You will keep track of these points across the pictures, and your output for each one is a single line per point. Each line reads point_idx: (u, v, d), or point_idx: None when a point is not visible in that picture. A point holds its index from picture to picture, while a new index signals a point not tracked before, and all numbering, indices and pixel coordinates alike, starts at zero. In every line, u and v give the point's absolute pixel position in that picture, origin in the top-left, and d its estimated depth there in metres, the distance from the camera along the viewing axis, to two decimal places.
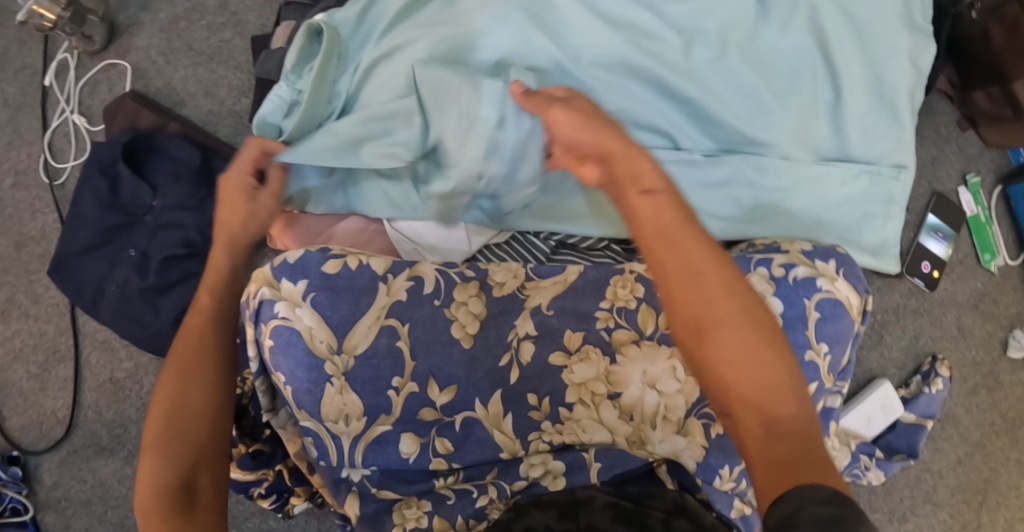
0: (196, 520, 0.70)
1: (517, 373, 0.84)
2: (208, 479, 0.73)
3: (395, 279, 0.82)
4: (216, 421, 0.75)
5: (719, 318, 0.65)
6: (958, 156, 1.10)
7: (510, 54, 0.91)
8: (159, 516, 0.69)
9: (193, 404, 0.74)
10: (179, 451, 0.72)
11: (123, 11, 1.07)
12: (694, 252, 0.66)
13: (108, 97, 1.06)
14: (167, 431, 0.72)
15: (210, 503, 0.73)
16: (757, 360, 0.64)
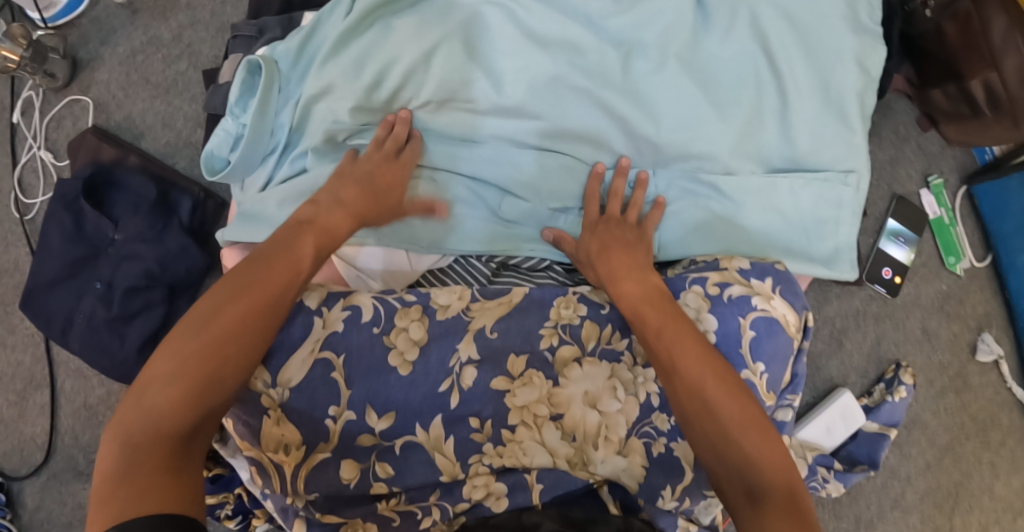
0: (188, 470, 0.67)
1: (458, 396, 0.87)
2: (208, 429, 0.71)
3: (330, 312, 0.86)
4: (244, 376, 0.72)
5: (708, 402, 0.77)
6: (918, 156, 1.08)
7: (444, 82, 0.93)
8: (155, 443, 0.67)
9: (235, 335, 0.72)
10: (196, 395, 0.69)
11: (84, 46, 1.10)
12: (706, 353, 0.79)
13: (72, 131, 1.09)
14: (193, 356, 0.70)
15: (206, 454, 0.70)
16: (745, 435, 0.75)
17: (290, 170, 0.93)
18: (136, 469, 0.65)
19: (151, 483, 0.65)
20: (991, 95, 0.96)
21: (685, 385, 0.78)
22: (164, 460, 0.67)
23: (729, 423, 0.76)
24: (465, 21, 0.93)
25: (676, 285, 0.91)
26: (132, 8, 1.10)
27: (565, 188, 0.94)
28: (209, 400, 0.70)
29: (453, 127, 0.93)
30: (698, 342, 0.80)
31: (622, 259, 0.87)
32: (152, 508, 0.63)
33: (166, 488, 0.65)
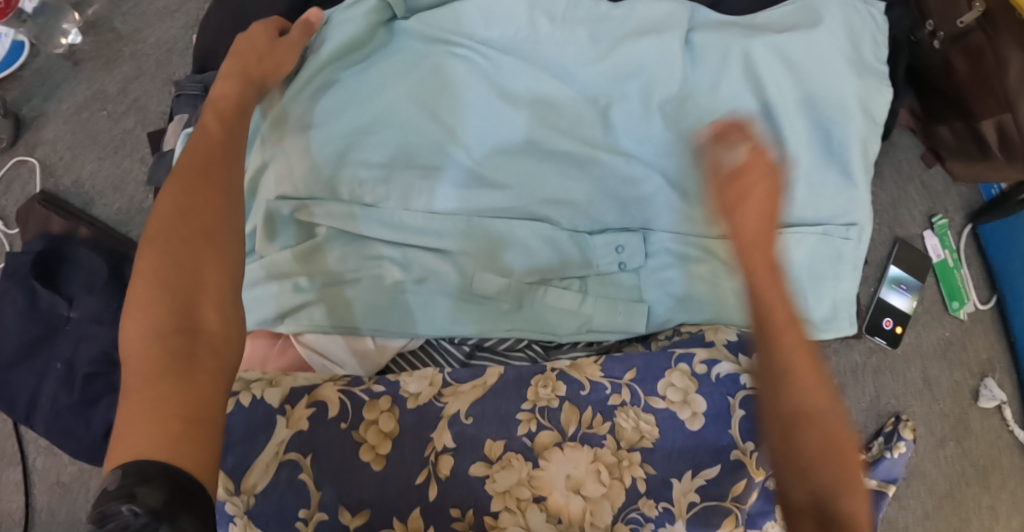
0: (194, 376, 0.65)
1: (436, 489, 0.83)
2: (212, 308, 0.68)
3: (293, 409, 0.84)
4: (225, 263, 0.70)
5: (799, 437, 0.65)
6: (922, 196, 1.04)
7: (401, 147, 0.87)
8: (151, 359, 0.64)
9: (201, 222, 0.71)
10: (174, 283, 0.67)
11: (27, 102, 1.03)
12: (803, 377, 0.66)
13: (21, 197, 1.02)
14: (162, 271, 0.68)
15: (215, 349, 0.67)
16: (814, 398, 0.66)
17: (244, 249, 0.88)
18: (139, 402, 0.63)
19: (156, 405, 0.62)
20: (1003, 135, 0.89)
21: (778, 426, 0.67)
22: (168, 366, 0.64)
23: (819, 469, 0.64)
24: (422, 79, 0.88)
25: (662, 362, 0.89)
26: (74, 60, 1.04)
27: (540, 258, 0.89)
28: (193, 283, 0.68)
29: (409, 194, 0.87)
30: (799, 370, 0.66)
31: (763, 272, 0.70)
32: (157, 441, 0.60)
33: (168, 405, 0.62)
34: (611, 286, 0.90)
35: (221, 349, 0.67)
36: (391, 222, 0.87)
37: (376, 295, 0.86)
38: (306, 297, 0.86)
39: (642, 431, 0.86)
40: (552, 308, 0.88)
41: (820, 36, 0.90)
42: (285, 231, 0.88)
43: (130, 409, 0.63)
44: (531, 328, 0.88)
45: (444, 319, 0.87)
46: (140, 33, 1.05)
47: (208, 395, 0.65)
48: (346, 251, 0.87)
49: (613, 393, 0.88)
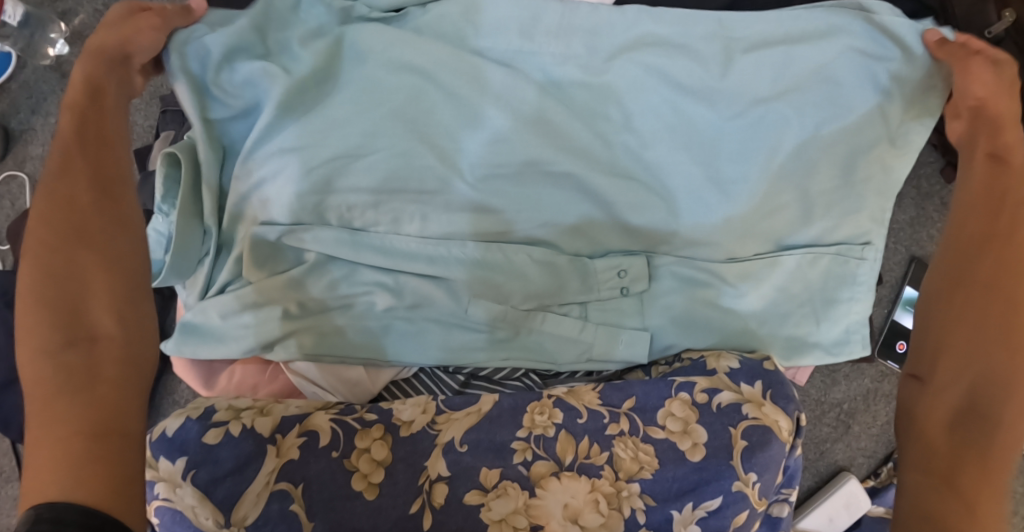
0: (96, 387, 0.67)
1: (430, 518, 0.81)
2: (106, 312, 0.70)
3: (284, 438, 0.82)
4: (105, 254, 0.71)
5: (932, 367, 0.74)
6: (942, 214, 0.98)
7: (393, 172, 0.85)
8: (48, 381, 0.66)
9: (73, 219, 0.71)
10: (57, 291, 0.69)
11: (15, 115, 1.02)
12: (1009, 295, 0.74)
13: (13, 212, 1.01)
14: (44, 280, 0.69)
15: (118, 351, 0.69)
16: (975, 340, 0.73)
17: (228, 273, 0.85)
18: (46, 421, 0.65)
19: (63, 426, 0.64)
20: None
21: (929, 350, 0.76)
22: (70, 391, 0.66)
23: (981, 373, 0.72)
24: (402, 97, 0.84)
25: (662, 390, 0.86)
26: (61, 70, 1.02)
27: (537, 285, 0.87)
28: (80, 294, 0.69)
29: (401, 218, 0.86)
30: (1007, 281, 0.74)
31: (1008, 195, 0.77)
32: (71, 479, 0.62)
33: (71, 424, 0.65)
34: (610, 311, 0.89)
35: (123, 349, 0.69)
36: (388, 250, 0.85)
37: (369, 323, 0.86)
38: (297, 323, 0.85)
39: (641, 461, 0.84)
40: (550, 336, 0.87)
41: (857, 58, 0.84)
42: (273, 258, 0.85)
43: (38, 454, 0.64)
44: (535, 359, 0.88)
45: (442, 344, 0.87)
46: None
47: (114, 403, 0.67)
48: (339, 277, 0.86)
49: (611, 421, 0.85)
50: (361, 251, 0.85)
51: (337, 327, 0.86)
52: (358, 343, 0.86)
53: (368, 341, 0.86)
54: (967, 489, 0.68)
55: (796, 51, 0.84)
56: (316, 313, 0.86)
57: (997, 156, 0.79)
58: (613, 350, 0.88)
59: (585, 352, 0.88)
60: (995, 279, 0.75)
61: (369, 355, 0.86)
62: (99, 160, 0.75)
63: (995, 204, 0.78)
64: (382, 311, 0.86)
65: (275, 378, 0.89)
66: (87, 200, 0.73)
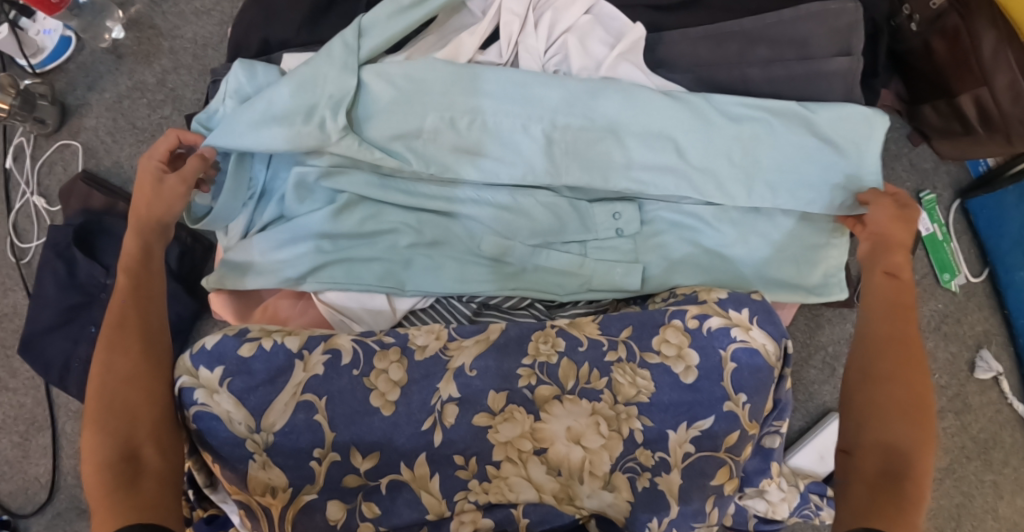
0: (140, 487, 0.77)
1: (441, 435, 0.87)
2: (153, 450, 0.79)
3: (310, 355, 0.87)
4: (148, 392, 0.81)
5: (854, 438, 0.80)
6: (910, 174, 1.08)
7: (406, 128, 0.92)
8: (108, 485, 0.76)
9: (127, 373, 0.81)
10: (114, 426, 0.79)
11: (72, 92, 1.13)
12: (915, 383, 0.80)
13: (64, 177, 1.12)
14: (104, 404, 0.80)
15: (157, 470, 0.79)
16: (892, 412, 0.79)
17: (270, 215, 0.96)
18: (103, 518, 0.75)
19: (118, 512, 0.74)
20: (982, 112, 0.96)
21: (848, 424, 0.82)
22: (118, 481, 0.76)
23: (894, 438, 0.78)
24: (417, 73, 0.92)
25: (656, 319, 0.91)
26: (117, 53, 1.13)
27: (544, 224, 0.96)
28: (128, 424, 0.79)
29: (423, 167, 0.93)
30: (914, 368, 0.81)
31: (899, 307, 0.86)
32: None
33: (120, 509, 0.75)
34: (609, 251, 0.97)
35: (165, 475, 0.78)
36: (413, 197, 0.95)
37: (387, 257, 0.94)
38: (329, 258, 0.94)
39: (638, 386, 0.89)
40: (555, 270, 0.96)
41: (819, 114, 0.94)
42: (310, 196, 0.95)
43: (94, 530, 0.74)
44: (541, 292, 0.95)
45: (453, 276, 0.94)
46: (178, 30, 1.14)
47: (154, 500, 0.77)
48: (367, 215, 0.95)
49: (609, 349, 0.90)
50: (388, 195, 0.94)
51: (364, 261, 0.94)
52: (383, 277, 0.94)
53: (391, 273, 0.94)
54: (893, 529, 0.72)
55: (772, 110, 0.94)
56: (348, 248, 0.95)
57: (892, 274, 0.88)
58: (612, 282, 0.96)
59: (586, 284, 0.96)
60: (901, 357, 0.82)
61: (389, 287, 0.94)
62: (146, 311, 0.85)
63: (892, 311, 0.86)
64: (404, 246, 0.94)
65: (300, 310, 0.98)
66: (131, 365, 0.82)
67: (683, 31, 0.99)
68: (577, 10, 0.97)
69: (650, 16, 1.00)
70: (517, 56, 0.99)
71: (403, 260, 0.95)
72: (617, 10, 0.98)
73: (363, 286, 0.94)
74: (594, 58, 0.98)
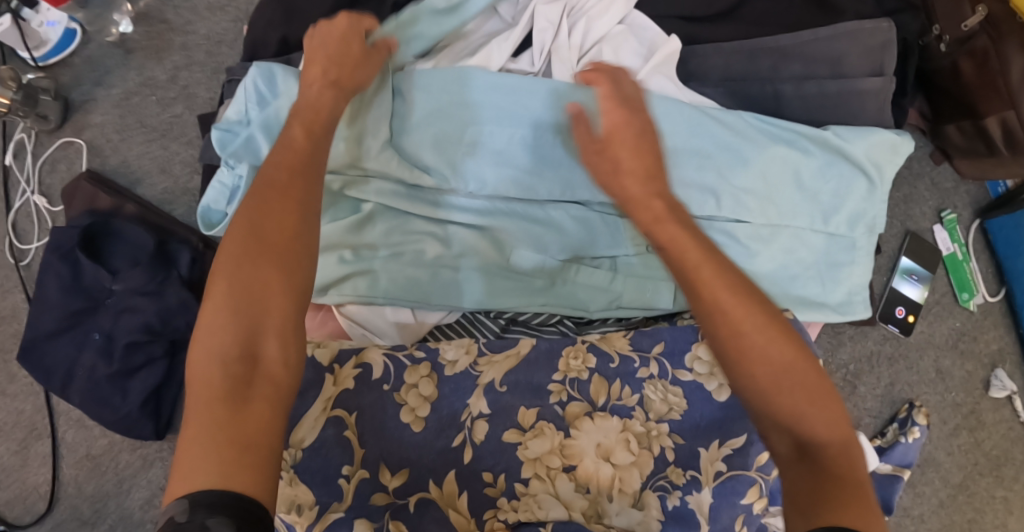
0: (253, 393, 0.64)
1: (470, 453, 0.86)
2: (275, 343, 0.66)
3: (342, 369, 0.87)
4: (286, 272, 0.68)
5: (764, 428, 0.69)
6: (932, 193, 1.10)
7: (439, 137, 0.91)
8: (212, 383, 0.64)
9: (270, 262, 0.68)
10: (246, 316, 0.66)
11: (77, 87, 1.10)
12: (766, 351, 0.67)
13: (66, 176, 1.08)
14: (236, 292, 0.66)
15: (275, 375, 0.66)
16: (784, 379, 0.67)
17: None
18: (196, 432, 0.62)
19: (211, 431, 0.62)
20: (1008, 133, 0.96)
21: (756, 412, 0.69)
22: (227, 384, 0.64)
23: (798, 406, 0.67)
24: (452, 83, 0.91)
25: (688, 335, 0.92)
26: (125, 47, 1.11)
27: (573, 238, 0.94)
28: (259, 315, 0.66)
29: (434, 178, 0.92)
30: (750, 331, 0.67)
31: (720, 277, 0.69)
32: (218, 476, 0.60)
33: (227, 432, 0.62)
34: (636, 269, 0.95)
35: (280, 378, 0.66)
36: (439, 208, 0.93)
37: (413, 269, 0.92)
38: (352, 269, 0.91)
39: (670, 403, 0.90)
40: (583, 287, 0.94)
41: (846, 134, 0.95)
42: (334, 206, 0.92)
43: (198, 440, 0.61)
44: (567, 306, 0.94)
45: (479, 289, 0.92)
46: (190, 25, 1.12)
47: (266, 416, 0.64)
48: (393, 226, 0.93)
49: (641, 365, 0.91)
50: (414, 205, 0.92)
51: (390, 272, 0.92)
52: (408, 288, 0.92)
53: (417, 284, 0.92)
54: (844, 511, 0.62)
55: (801, 131, 0.95)
56: (372, 258, 0.92)
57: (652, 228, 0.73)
58: (641, 297, 0.95)
59: (615, 300, 0.95)
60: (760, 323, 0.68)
61: (414, 300, 0.92)
62: (303, 193, 0.71)
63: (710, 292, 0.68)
64: (431, 258, 0.92)
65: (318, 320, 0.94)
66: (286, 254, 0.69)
67: (717, 45, 0.98)
68: (609, 20, 0.97)
69: (684, 29, 1.00)
70: (550, 64, 0.97)
71: (428, 272, 0.92)
72: (650, 21, 0.98)
73: (387, 297, 0.92)
74: (628, 69, 0.97)
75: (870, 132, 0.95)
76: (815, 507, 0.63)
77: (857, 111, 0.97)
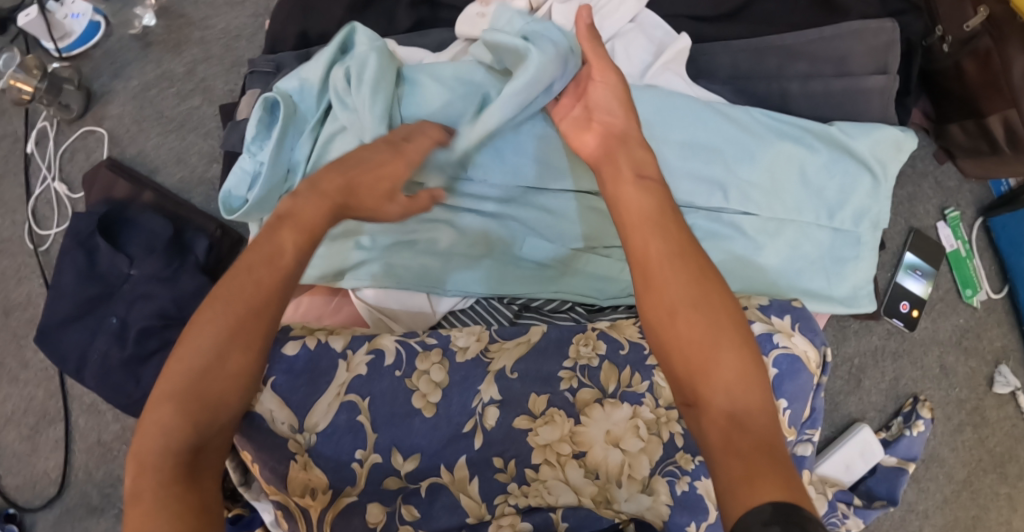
0: (197, 485, 0.67)
1: (481, 439, 0.86)
2: (219, 443, 0.69)
3: (354, 354, 0.87)
4: (245, 375, 0.70)
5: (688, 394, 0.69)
6: (936, 192, 1.12)
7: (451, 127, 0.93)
8: (156, 471, 0.66)
9: (242, 362, 0.70)
10: (201, 411, 0.68)
11: (97, 78, 1.14)
12: (694, 313, 0.68)
13: (85, 164, 1.12)
14: (193, 387, 0.68)
15: (214, 467, 0.69)
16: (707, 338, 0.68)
17: None
18: (143, 511, 0.64)
19: (160, 513, 0.64)
20: (1009, 132, 0.99)
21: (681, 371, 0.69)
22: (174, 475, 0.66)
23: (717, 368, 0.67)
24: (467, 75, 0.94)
25: None
26: (145, 41, 1.15)
27: (586, 228, 0.95)
28: (214, 414, 0.69)
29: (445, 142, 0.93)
30: (674, 296, 0.69)
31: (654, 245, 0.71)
32: None
33: (170, 516, 0.64)
34: None
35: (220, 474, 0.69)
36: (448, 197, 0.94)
37: (427, 256, 0.94)
38: (368, 256, 0.94)
39: None
40: (594, 275, 0.96)
41: (851, 130, 0.97)
42: None
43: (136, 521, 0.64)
44: (577, 294, 0.97)
45: (490, 274, 0.95)
46: (209, 20, 1.15)
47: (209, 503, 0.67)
48: None
49: (651, 353, 0.91)
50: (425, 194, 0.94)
51: (404, 258, 0.94)
52: (423, 275, 0.94)
53: (432, 271, 0.94)
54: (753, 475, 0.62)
55: (807, 127, 0.97)
56: (388, 246, 0.94)
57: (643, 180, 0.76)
58: None
59: (625, 290, 0.97)
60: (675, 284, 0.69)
61: (428, 286, 0.94)
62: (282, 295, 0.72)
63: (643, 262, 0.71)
64: (444, 246, 0.94)
65: (333, 307, 0.97)
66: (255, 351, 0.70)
67: (727, 43, 1.01)
68: (621, 17, 0.99)
69: (694, 27, 1.02)
70: None
71: (442, 259, 0.94)
72: (661, 20, 1.01)
73: (402, 283, 0.94)
74: (639, 66, 0.99)
75: (874, 128, 0.97)
76: (743, 478, 0.63)
77: (862, 108, 0.99)
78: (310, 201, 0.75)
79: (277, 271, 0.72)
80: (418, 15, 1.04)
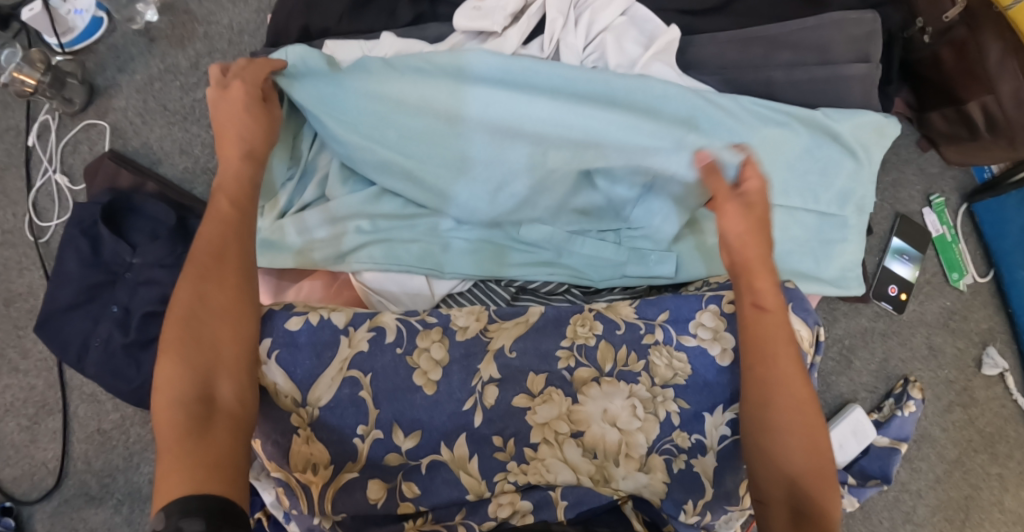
0: (213, 430, 0.73)
1: (481, 416, 0.88)
2: (228, 385, 0.76)
3: (355, 331, 0.88)
4: (231, 317, 0.78)
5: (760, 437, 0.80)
6: (919, 177, 1.16)
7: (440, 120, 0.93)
8: (173, 420, 0.72)
9: (222, 307, 0.78)
10: (198, 355, 0.75)
11: (101, 73, 1.20)
12: (785, 406, 0.79)
13: (87, 156, 1.19)
14: (186, 337, 0.76)
15: (232, 412, 0.75)
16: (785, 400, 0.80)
17: (311, 195, 0.99)
18: (170, 456, 0.70)
19: (184, 457, 0.70)
20: (989, 118, 1.02)
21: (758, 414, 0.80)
22: (188, 420, 0.72)
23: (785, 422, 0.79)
24: (461, 65, 0.94)
25: (693, 303, 0.93)
26: (150, 36, 1.21)
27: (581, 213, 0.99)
28: (213, 359, 0.76)
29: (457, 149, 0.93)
30: (768, 396, 0.80)
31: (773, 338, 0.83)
32: (191, 486, 0.68)
33: (193, 455, 0.70)
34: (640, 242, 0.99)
35: (239, 414, 0.75)
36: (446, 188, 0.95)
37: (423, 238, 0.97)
38: (369, 238, 0.97)
39: (675, 368, 0.91)
40: (591, 258, 0.99)
41: (835, 116, 1.00)
42: (352, 178, 0.99)
43: (167, 466, 0.69)
44: (574, 276, 0.99)
45: (486, 256, 0.98)
46: (213, 15, 1.21)
47: (228, 446, 0.72)
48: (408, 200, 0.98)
49: (646, 332, 0.92)
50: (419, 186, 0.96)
51: (403, 241, 0.97)
52: (422, 257, 0.97)
53: (431, 254, 0.97)
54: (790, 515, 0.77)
55: (795, 113, 0.99)
56: (387, 229, 0.97)
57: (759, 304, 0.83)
58: (645, 268, 0.99)
59: (621, 271, 0.99)
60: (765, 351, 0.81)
61: (425, 267, 0.97)
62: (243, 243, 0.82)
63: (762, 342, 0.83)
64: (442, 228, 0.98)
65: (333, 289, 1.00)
66: (228, 294, 0.79)
67: (714, 35, 1.03)
68: (613, 11, 1.01)
69: (683, 20, 1.05)
70: (557, 52, 1.03)
71: (442, 243, 0.97)
72: (651, 12, 1.02)
73: (404, 265, 0.97)
74: (629, 57, 1.01)
75: (857, 114, 1.00)
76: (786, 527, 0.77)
77: (845, 96, 1.02)
78: (232, 170, 0.85)
79: (234, 225, 0.82)
80: (417, 10, 1.07)
